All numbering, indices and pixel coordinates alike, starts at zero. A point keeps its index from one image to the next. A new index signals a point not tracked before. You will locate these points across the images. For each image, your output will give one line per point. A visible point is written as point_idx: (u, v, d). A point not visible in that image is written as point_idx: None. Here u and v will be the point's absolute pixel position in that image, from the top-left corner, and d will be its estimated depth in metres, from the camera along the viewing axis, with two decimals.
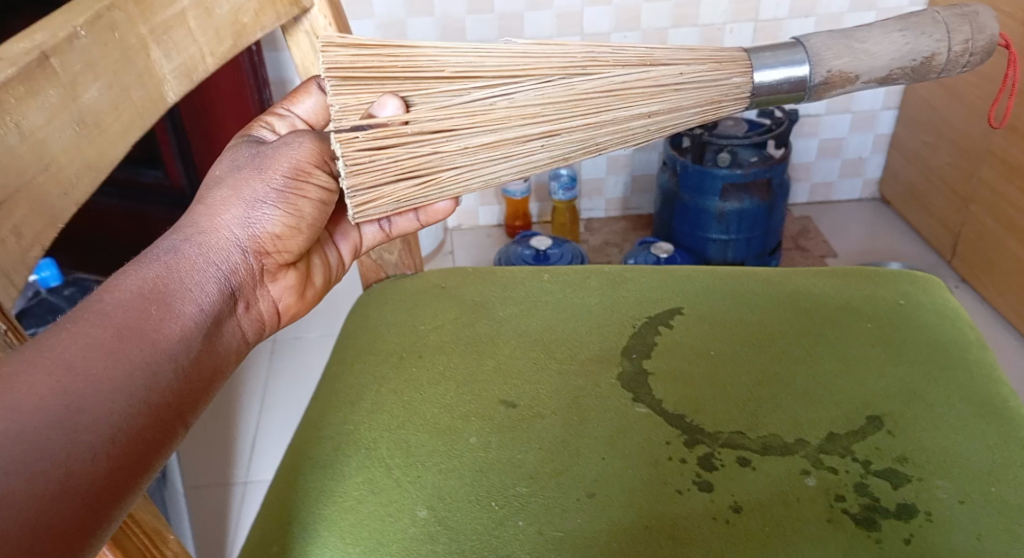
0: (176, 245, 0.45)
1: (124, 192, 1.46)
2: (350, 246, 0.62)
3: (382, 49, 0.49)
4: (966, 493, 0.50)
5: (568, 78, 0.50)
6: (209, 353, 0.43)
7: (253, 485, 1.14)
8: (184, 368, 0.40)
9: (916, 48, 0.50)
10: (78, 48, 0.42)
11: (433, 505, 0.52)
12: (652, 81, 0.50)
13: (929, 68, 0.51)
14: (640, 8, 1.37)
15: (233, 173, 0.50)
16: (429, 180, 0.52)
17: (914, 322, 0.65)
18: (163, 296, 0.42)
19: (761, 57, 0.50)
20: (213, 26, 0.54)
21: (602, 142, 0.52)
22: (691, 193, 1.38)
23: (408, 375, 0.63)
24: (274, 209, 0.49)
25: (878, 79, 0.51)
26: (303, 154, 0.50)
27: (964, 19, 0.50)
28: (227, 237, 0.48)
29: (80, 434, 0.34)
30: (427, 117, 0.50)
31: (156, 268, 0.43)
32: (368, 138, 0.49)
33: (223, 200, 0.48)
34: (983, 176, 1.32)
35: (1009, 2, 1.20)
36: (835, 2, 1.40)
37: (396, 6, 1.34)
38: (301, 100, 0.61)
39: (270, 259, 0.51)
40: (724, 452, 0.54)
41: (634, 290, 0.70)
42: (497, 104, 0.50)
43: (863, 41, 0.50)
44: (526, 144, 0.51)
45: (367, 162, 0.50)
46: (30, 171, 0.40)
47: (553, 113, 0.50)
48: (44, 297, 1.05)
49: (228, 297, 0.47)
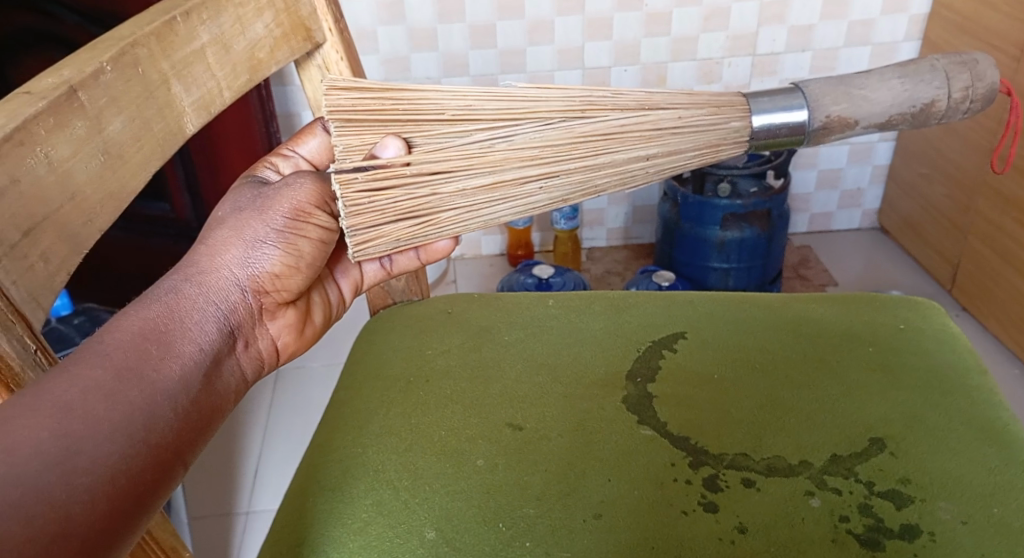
0: (177, 285, 0.46)
1: (132, 226, 1.49)
2: (351, 282, 0.63)
3: (384, 93, 0.52)
4: (968, 514, 0.51)
5: (566, 122, 0.52)
6: (209, 392, 0.44)
7: (256, 515, 1.14)
8: (185, 407, 0.41)
9: (915, 95, 0.51)
10: (103, 83, 0.45)
11: (440, 526, 0.52)
12: (650, 125, 0.52)
13: (931, 114, 0.52)
14: (639, 43, 1.41)
15: (234, 214, 0.51)
16: (428, 220, 0.54)
17: (917, 348, 0.66)
18: (163, 337, 0.42)
19: (759, 103, 0.52)
20: (230, 62, 0.56)
21: (602, 183, 0.53)
22: (692, 223, 1.40)
23: (416, 398, 0.64)
24: (273, 249, 0.50)
25: (877, 124, 0.52)
26: (304, 195, 0.52)
27: (964, 67, 0.52)
28: (227, 277, 0.49)
29: (79, 475, 0.33)
30: (428, 159, 0.52)
31: (157, 308, 0.43)
32: (367, 180, 0.50)
33: (224, 242, 0.49)
34: (980, 207, 1.34)
35: (1003, 39, 1.23)
36: (829, 37, 1.43)
37: (401, 42, 1.38)
38: (305, 141, 0.63)
39: (268, 297, 0.52)
40: (729, 473, 0.55)
41: (637, 315, 0.72)
42: (496, 146, 0.52)
43: (861, 87, 0.51)
44: (524, 185, 0.53)
45: (367, 203, 0.51)
46: (57, 201, 0.41)
47: (552, 155, 0.52)
48: (54, 326, 1.06)
49: (227, 336, 0.48)
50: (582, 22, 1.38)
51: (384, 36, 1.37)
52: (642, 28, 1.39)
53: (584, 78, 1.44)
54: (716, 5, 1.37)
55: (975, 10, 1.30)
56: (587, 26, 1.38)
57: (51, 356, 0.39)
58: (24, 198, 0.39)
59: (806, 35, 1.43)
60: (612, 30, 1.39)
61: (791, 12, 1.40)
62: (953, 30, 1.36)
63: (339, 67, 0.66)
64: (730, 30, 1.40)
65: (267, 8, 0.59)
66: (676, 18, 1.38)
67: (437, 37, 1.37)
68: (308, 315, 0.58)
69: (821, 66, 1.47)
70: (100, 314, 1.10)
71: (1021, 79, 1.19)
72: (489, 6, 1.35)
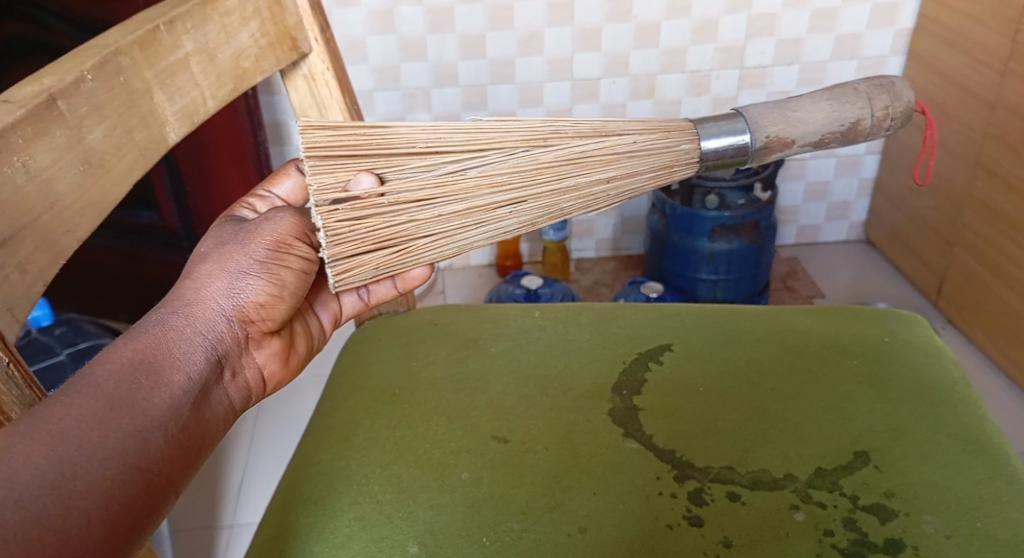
0: (163, 317, 0.44)
1: (118, 234, 1.48)
2: (330, 314, 0.62)
3: (356, 128, 0.51)
4: (953, 528, 0.51)
5: (538, 150, 0.52)
6: (199, 420, 0.43)
7: (239, 529, 1.12)
8: (176, 432, 0.40)
9: (843, 114, 0.53)
10: (85, 91, 0.44)
11: (424, 541, 0.52)
12: (608, 150, 0.52)
13: (858, 132, 0.54)
14: (629, 55, 1.42)
15: (217, 248, 0.50)
16: (404, 248, 0.53)
17: (898, 359, 0.67)
18: (152, 367, 0.41)
19: (706, 127, 0.53)
20: (216, 71, 0.56)
21: (567, 207, 0.54)
22: (681, 234, 1.41)
23: (401, 411, 0.63)
24: (257, 280, 0.49)
25: (812, 143, 0.54)
26: (284, 228, 0.51)
27: (882, 88, 0.54)
28: (213, 308, 0.47)
29: (75, 499, 0.33)
30: (403, 188, 0.52)
31: (145, 339, 0.42)
32: (347, 211, 0.50)
33: (209, 273, 0.48)
34: (967, 219, 1.35)
35: (987, 54, 1.25)
36: (816, 50, 1.45)
37: (391, 53, 1.38)
38: (281, 181, 0.63)
39: (254, 327, 0.50)
40: (715, 487, 0.54)
41: (624, 326, 0.72)
42: (467, 173, 0.52)
43: (795, 109, 0.53)
44: (494, 210, 0.53)
45: (347, 232, 0.51)
46: (36, 209, 0.40)
47: (520, 181, 0.53)
48: (36, 336, 1.05)
49: (214, 365, 0.46)
50: (573, 33, 1.38)
51: (374, 46, 1.37)
52: (632, 40, 1.40)
53: (574, 90, 1.45)
54: (706, 17, 1.39)
55: (959, 25, 1.32)
56: (578, 37, 1.39)
57: (26, 366, 0.38)
58: (2, 208, 0.38)
59: (794, 47, 1.44)
60: (602, 41, 1.40)
61: (779, 25, 1.41)
62: (939, 45, 1.38)
63: (325, 76, 0.66)
64: (719, 42, 1.42)
65: (253, 17, 0.59)
66: (666, 31, 1.39)
67: (428, 46, 1.38)
68: (295, 343, 0.57)
69: (808, 79, 1.48)
70: (82, 324, 1.08)
71: (1006, 93, 1.21)
72: (480, 17, 1.35)
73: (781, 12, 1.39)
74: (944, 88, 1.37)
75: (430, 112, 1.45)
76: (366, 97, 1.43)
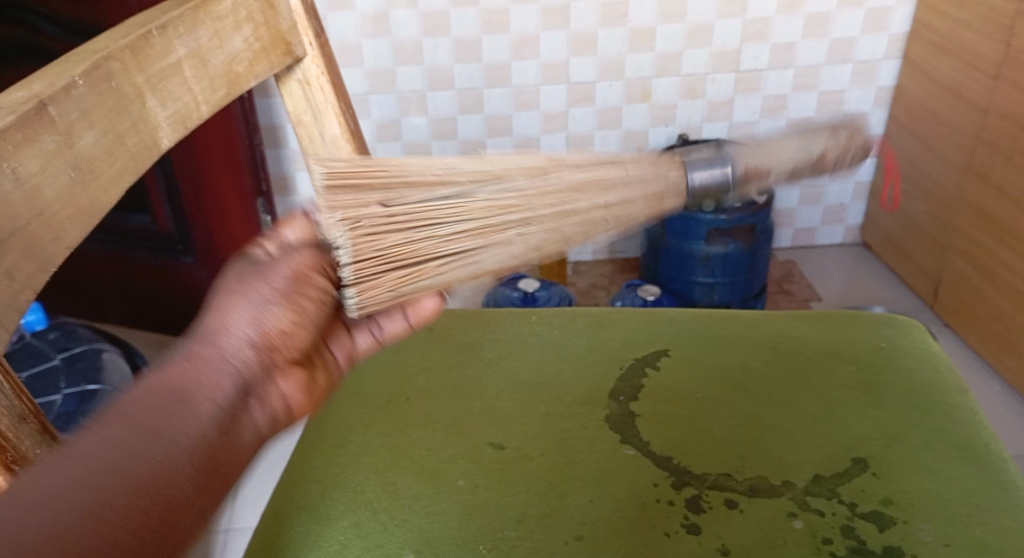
0: (165, 368, 0.35)
1: (112, 239, 1.47)
2: (340, 353, 0.49)
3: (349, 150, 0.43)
4: (949, 535, 0.51)
5: (541, 180, 0.46)
6: (211, 497, 0.33)
7: (235, 532, 1.12)
8: (172, 520, 0.31)
9: (810, 146, 0.47)
10: (75, 96, 0.43)
11: (419, 550, 0.51)
12: (618, 171, 0.46)
13: (826, 165, 0.47)
14: (623, 59, 1.42)
15: (235, 276, 0.41)
16: (415, 272, 0.45)
17: (895, 366, 0.66)
18: (147, 434, 0.32)
19: (691, 158, 0.47)
20: (208, 76, 0.56)
21: (571, 233, 0.47)
22: (676, 237, 1.40)
23: (396, 417, 0.63)
24: (278, 314, 0.39)
25: (782, 179, 0.47)
26: (304, 256, 0.41)
27: (842, 127, 0.48)
28: (230, 352, 0.37)
29: None
30: (411, 206, 0.44)
31: (142, 398, 0.33)
32: (369, 226, 0.42)
33: (223, 307, 0.38)
34: (959, 224, 1.35)
35: (979, 58, 1.26)
36: (811, 54, 1.45)
37: (385, 57, 1.37)
38: None
39: (281, 372, 0.40)
40: (712, 494, 0.54)
41: (620, 331, 0.71)
42: (478, 193, 0.45)
43: (761, 147, 0.47)
44: (504, 232, 0.46)
45: (366, 250, 0.42)
46: (22, 216, 0.40)
47: (532, 200, 0.46)
48: (29, 341, 1.03)
49: (234, 424, 0.36)
50: (567, 38, 1.38)
51: (368, 50, 1.37)
52: (627, 44, 1.40)
53: (569, 94, 1.45)
54: (700, 22, 1.39)
55: (951, 30, 1.32)
56: (572, 41, 1.39)
57: (15, 375, 0.34)
58: None
59: (789, 51, 1.44)
60: (596, 46, 1.40)
61: (773, 30, 1.41)
62: (932, 49, 1.38)
63: (320, 81, 0.65)
64: (713, 47, 1.42)
65: (246, 22, 0.59)
66: (660, 36, 1.40)
67: (422, 51, 1.37)
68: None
69: (803, 83, 1.48)
70: (77, 330, 1.06)
71: (998, 99, 1.22)
72: (474, 22, 1.35)
73: (774, 17, 1.40)
74: (937, 93, 1.37)
75: (425, 116, 1.44)
76: (361, 101, 1.42)
